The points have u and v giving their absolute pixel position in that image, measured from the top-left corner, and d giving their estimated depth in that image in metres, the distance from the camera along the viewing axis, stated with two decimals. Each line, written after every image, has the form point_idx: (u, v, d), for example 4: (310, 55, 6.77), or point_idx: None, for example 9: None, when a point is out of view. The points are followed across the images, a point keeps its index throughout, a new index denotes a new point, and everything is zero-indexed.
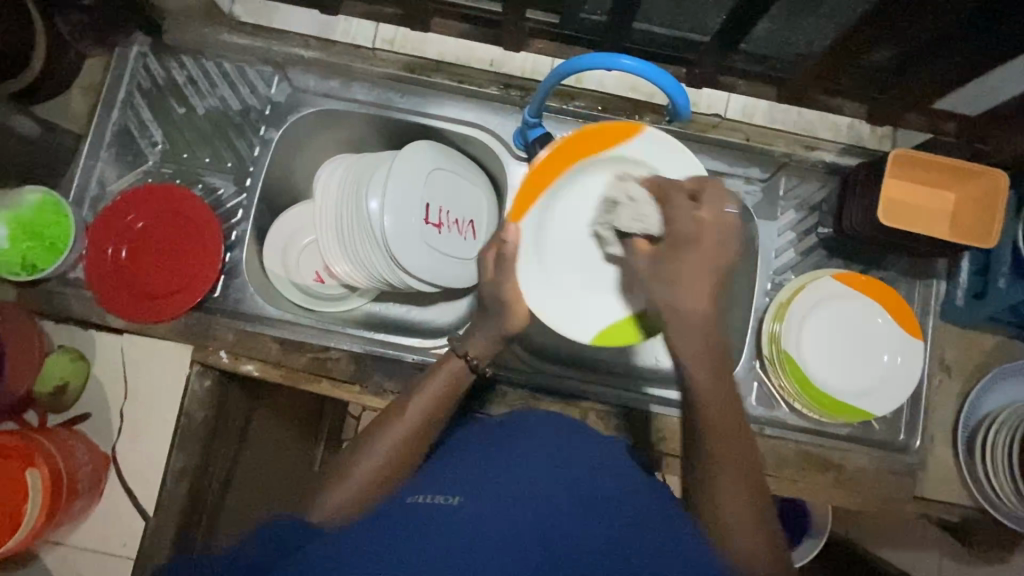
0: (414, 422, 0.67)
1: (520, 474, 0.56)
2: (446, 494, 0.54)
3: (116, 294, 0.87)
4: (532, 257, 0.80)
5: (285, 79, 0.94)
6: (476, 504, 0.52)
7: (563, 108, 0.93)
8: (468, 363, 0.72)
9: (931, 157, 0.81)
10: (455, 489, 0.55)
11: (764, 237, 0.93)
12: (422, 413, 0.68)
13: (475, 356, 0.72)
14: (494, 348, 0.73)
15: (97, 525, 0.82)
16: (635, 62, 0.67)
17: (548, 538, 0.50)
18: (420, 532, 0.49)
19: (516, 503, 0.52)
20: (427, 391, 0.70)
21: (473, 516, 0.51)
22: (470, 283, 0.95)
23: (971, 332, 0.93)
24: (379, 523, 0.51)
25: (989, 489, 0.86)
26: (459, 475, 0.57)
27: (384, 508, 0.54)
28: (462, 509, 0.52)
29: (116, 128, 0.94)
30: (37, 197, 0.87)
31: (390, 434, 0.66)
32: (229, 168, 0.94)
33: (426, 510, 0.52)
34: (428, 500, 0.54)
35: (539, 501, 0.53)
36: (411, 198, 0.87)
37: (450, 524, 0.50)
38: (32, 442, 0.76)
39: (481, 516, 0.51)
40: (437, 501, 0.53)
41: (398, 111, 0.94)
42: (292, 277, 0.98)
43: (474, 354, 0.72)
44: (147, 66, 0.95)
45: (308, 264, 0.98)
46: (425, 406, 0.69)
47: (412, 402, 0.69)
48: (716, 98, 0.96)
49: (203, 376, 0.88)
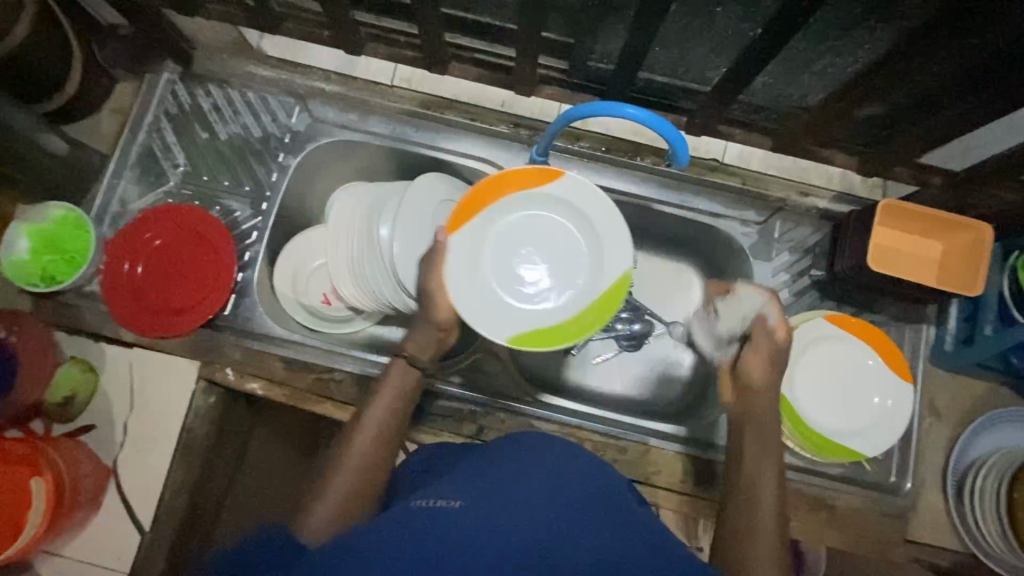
0: (377, 428, 0.75)
1: (516, 482, 0.59)
2: (447, 498, 0.56)
3: (129, 308, 0.90)
4: (462, 263, 0.83)
5: (306, 111, 0.99)
6: (476, 507, 0.54)
7: (568, 147, 0.97)
8: (409, 360, 0.80)
9: (918, 208, 0.85)
10: (456, 494, 0.57)
11: (759, 277, 0.96)
12: (385, 415, 0.76)
13: (411, 350, 0.81)
14: (431, 344, 0.82)
15: (93, 537, 0.83)
16: (640, 112, 0.71)
17: (552, 545, 0.52)
18: (426, 535, 0.51)
19: (515, 507, 0.55)
20: (383, 397, 0.77)
21: (477, 519, 0.53)
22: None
23: (960, 377, 0.95)
24: (389, 526, 0.52)
25: (978, 535, 0.87)
26: (460, 482, 0.59)
27: (390, 513, 0.55)
28: (465, 511, 0.54)
29: (141, 149, 0.98)
30: (61, 212, 0.91)
31: (362, 437, 0.73)
32: (247, 191, 0.98)
33: (430, 513, 0.54)
34: (432, 502, 0.55)
35: (534, 508, 0.55)
36: (420, 227, 0.91)
37: (455, 526, 0.52)
38: (41, 451, 0.77)
39: (484, 521, 0.53)
40: (440, 503, 0.55)
41: (412, 144, 0.99)
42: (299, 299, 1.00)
43: (411, 348, 0.81)
44: (175, 92, 1.00)
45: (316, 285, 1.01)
46: (384, 410, 0.77)
47: (374, 407, 0.76)
48: (715, 144, 1.02)
49: (208, 393, 0.90)
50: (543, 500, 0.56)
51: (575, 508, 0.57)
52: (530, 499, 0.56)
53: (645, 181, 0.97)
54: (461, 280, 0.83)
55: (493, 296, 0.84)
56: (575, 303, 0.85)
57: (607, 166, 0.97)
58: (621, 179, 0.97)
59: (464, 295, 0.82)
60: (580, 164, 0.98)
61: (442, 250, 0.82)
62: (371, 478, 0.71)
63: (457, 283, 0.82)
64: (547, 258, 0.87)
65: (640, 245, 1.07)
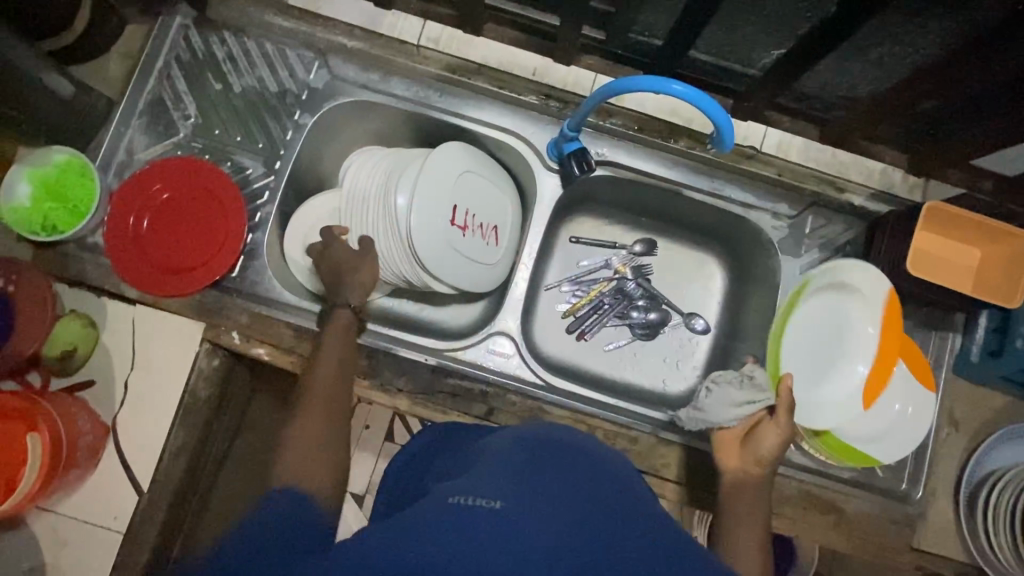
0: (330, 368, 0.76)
1: (560, 478, 0.53)
2: (487, 496, 0.49)
3: (132, 264, 0.86)
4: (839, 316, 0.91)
5: (326, 67, 0.94)
6: (516, 510, 0.48)
7: (599, 125, 0.93)
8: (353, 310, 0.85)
9: (964, 213, 0.81)
10: (497, 493, 0.50)
11: (785, 273, 0.94)
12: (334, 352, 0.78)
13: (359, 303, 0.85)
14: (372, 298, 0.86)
15: (89, 495, 0.81)
16: (685, 88, 0.67)
17: (599, 554, 0.47)
18: (457, 546, 0.45)
19: (563, 510, 0.49)
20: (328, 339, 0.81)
21: (515, 527, 0.47)
22: (488, 287, 0.95)
23: (982, 388, 0.93)
24: (423, 519, 0.48)
25: (988, 550, 0.86)
26: (498, 469, 0.53)
27: (425, 507, 0.49)
28: (503, 515, 0.48)
29: (151, 96, 0.93)
30: (64, 157, 0.86)
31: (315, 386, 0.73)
32: (259, 148, 0.94)
33: (464, 514, 0.48)
34: (469, 500, 0.49)
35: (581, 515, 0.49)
36: (440, 197, 0.87)
37: (493, 536, 0.46)
38: (35, 405, 0.74)
39: (524, 527, 0.47)
40: (478, 501, 0.49)
41: (435, 110, 0.94)
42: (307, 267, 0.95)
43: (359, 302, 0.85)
44: (188, 38, 0.94)
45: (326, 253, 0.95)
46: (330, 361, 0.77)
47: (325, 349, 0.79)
48: (753, 130, 0.94)
49: (212, 356, 0.88)
50: (584, 498, 0.51)
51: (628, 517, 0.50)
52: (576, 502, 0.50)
53: (675, 165, 0.93)
54: (811, 326, 0.92)
55: (804, 356, 0.92)
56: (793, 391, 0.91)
57: (637, 147, 0.93)
58: (651, 162, 0.94)
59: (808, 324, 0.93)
60: (609, 142, 0.93)
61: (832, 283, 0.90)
62: (336, 422, 0.70)
63: (798, 333, 0.93)
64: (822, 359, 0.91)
65: (668, 234, 1.04)
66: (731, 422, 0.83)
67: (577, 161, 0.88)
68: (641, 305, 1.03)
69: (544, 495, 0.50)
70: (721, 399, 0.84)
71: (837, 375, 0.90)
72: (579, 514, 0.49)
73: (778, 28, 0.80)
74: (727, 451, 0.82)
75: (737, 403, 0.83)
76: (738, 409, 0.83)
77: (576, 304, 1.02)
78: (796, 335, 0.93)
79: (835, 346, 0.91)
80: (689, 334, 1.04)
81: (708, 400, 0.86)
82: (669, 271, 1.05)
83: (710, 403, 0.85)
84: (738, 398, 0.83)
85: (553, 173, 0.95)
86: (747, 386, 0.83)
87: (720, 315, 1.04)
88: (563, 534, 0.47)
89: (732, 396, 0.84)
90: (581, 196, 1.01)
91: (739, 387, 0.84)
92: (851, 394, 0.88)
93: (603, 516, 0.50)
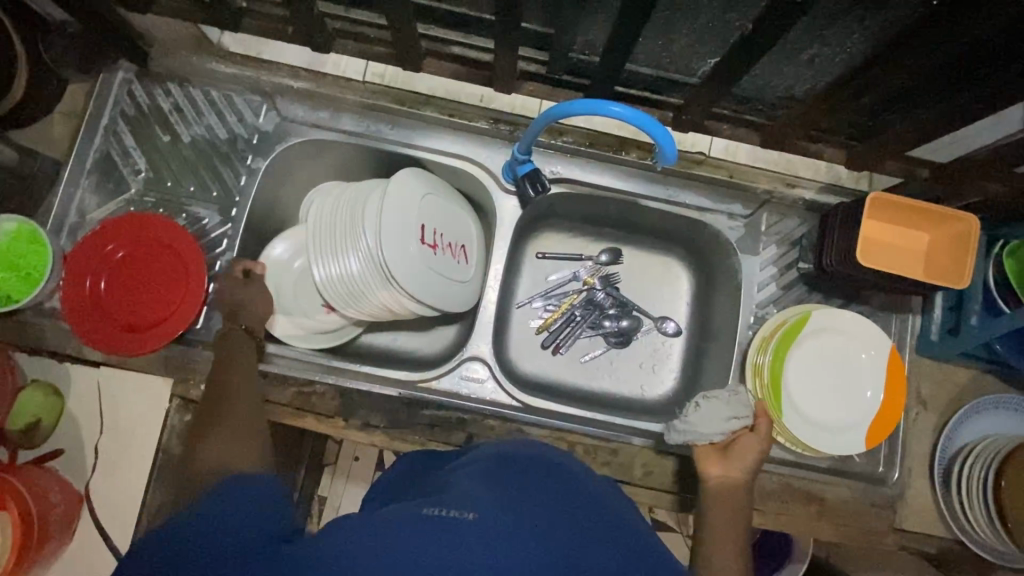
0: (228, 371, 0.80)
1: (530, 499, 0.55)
2: (461, 507, 0.53)
3: (91, 325, 0.85)
4: (829, 339, 0.91)
5: (274, 110, 0.94)
6: (487, 523, 0.51)
7: (553, 143, 0.95)
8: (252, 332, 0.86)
9: (911, 203, 0.84)
10: (469, 505, 0.53)
11: (746, 271, 0.96)
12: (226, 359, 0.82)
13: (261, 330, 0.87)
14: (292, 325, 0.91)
15: (67, 567, 0.80)
16: (625, 110, 0.68)
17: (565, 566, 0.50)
18: (431, 544, 0.49)
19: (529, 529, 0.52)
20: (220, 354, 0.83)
21: (487, 526, 0.51)
22: (469, 305, 0.95)
23: (946, 365, 0.95)
24: (393, 526, 0.51)
25: (966, 523, 0.88)
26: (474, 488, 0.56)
27: (401, 517, 0.52)
28: (477, 525, 0.51)
29: (98, 155, 0.92)
30: (12, 225, 0.85)
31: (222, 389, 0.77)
32: (214, 197, 0.93)
33: (440, 524, 0.51)
34: (445, 511, 0.52)
35: (545, 514, 0.54)
36: (403, 223, 0.87)
37: (468, 549, 0.49)
38: (3, 483, 0.73)
39: (496, 535, 0.50)
40: (453, 513, 0.52)
41: (389, 143, 0.94)
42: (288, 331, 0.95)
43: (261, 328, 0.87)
44: (131, 92, 0.94)
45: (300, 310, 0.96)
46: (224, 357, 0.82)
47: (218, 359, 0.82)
48: (699, 138, 1.00)
49: (183, 412, 0.86)
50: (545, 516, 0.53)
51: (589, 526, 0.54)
52: (543, 507, 0.55)
53: (631, 177, 0.95)
54: (809, 348, 0.91)
55: (805, 379, 0.90)
56: (801, 413, 0.89)
57: (591, 162, 0.95)
58: (608, 175, 0.95)
59: (806, 347, 0.91)
60: (565, 159, 0.95)
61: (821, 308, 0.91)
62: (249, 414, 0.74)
63: (798, 357, 0.91)
64: (824, 380, 0.90)
65: (631, 242, 1.06)
66: (719, 436, 0.81)
67: (531, 182, 0.89)
68: (612, 313, 1.03)
69: (508, 512, 0.53)
70: (701, 416, 0.83)
71: (834, 391, 0.90)
72: (544, 530, 0.52)
73: (713, 36, 0.82)
74: (708, 461, 0.80)
75: (723, 419, 0.81)
76: (722, 424, 0.81)
77: (548, 319, 1.03)
78: (796, 364, 0.90)
79: (830, 381, 0.91)
80: (661, 338, 1.05)
81: (690, 417, 0.83)
82: (637, 278, 1.06)
83: (693, 422, 0.83)
84: (724, 416, 0.82)
85: (510, 195, 0.96)
86: (734, 402, 0.83)
87: (690, 316, 1.05)
88: (528, 531, 0.51)
89: (715, 411, 0.83)
90: (542, 214, 1.02)
91: (722, 402, 0.83)
92: (849, 422, 0.89)
93: (567, 534, 0.53)
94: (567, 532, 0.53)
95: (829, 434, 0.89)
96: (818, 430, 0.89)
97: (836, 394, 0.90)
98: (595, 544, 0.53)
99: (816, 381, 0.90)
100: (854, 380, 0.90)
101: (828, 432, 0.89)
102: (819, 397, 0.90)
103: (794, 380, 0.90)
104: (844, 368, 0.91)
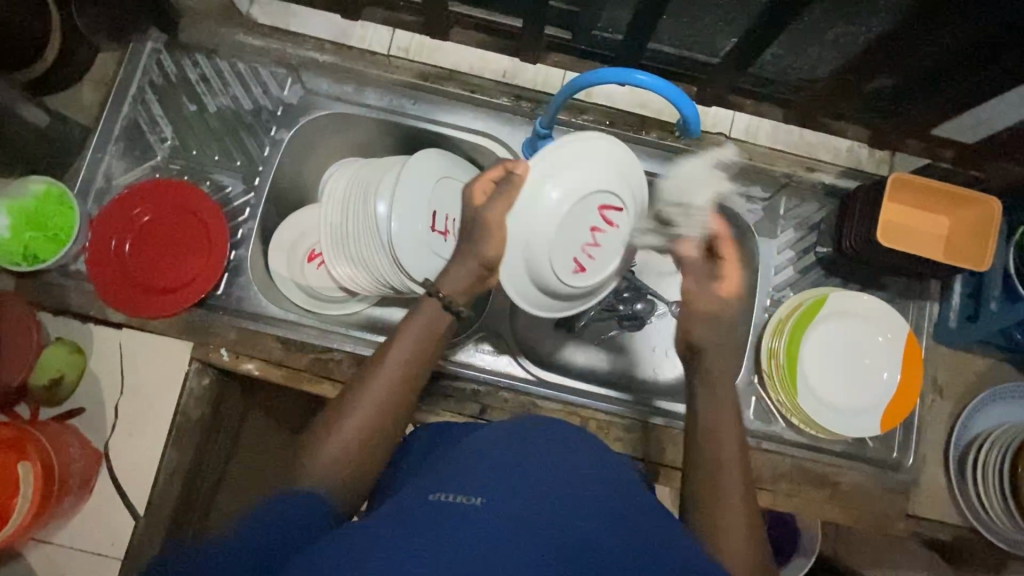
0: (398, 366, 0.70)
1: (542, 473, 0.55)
2: (466, 493, 0.52)
3: (115, 286, 0.86)
4: (857, 329, 0.91)
5: (298, 82, 0.95)
6: (490, 501, 0.51)
7: (571, 121, 0.95)
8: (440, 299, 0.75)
9: (929, 183, 0.84)
10: (478, 488, 0.52)
11: (763, 254, 0.95)
12: (405, 356, 0.71)
13: (447, 291, 0.75)
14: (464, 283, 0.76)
15: (84, 523, 0.81)
16: (650, 78, 0.69)
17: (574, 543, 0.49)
18: (437, 535, 0.48)
19: (539, 502, 0.51)
20: (406, 337, 0.72)
21: (497, 521, 0.50)
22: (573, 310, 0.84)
23: (963, 353, 0.95)
24: (392, 518, 0.51)
25: (980, 510, 0.87)
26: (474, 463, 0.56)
27: (401, 504, 0.53)
28: (479, 508, 0.50)
29: (126, 122, 0.94)
30: (42, 187, 0.86)
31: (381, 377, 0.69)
32: (238, 167, 0.95)
33: (444, 509, 0.51)
34: (450, 497, 0.52)
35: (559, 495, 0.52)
36: (419, 204, 0.88)
37: (469, 528, 0.49)
38: (27, 435, 0.75)
39: (501, 515, 0.50)
40: (458, 499, 0.51)
41: (410, 118, 0.95)
42: (506, 269, 0.78)
43: (446, 290, 0.75)
44: (160, 62, 0.95)
45: (515, 260, 0.78)
46: (406, 358, 0.71)
47: (395, 347, 0.71)
48: (721, 116, 0.97)
49: (201, 374, 0.88)
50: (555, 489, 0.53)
51: (596, 500, 0.53)
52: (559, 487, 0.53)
53: (650, 157, 0.95)
54: (832, 336, 0.91)
55: (818, 364, 0.90)
56: (812, 396, 0.89)
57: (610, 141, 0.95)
58: None
59: (830, 331, 0.91)
60: None
61: (844, 294, 0.91)
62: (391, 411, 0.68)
63: (815, 340, 0.90)
64: (838, 366, 0.90)
65: None
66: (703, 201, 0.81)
67: None
68: (626, 297, 0.98)
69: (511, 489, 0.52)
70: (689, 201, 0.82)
71: (846, 377, 0.90)
72: (552, 507, 0.51)
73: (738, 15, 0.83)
74: None
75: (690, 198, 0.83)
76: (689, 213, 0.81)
77: None
78: (813, 346, 0.90)
79: (843, 366, 0.90)
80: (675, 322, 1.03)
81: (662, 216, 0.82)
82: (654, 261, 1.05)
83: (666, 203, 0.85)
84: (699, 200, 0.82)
85: None
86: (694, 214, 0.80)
87: None
88: (536, 511, 0.51)
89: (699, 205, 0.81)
90: None
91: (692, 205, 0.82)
92: (862, 407, 0.89)
93: (575, 505, 0.52)
94: (577, 501, 0.53)
95: (839, 420, 0.89)
96: (828, 413, 0.89)
97: (850, 380, 0.90)
98: (607, 521, 0.52)
99: (832, 365, 0.90)
100: (867, 367, 0.90)
101: (836, 415, 0.89)
102: (832, 382, 0.90)
103: (809, 365, 0.90)
104: (861, 356, 0.91)
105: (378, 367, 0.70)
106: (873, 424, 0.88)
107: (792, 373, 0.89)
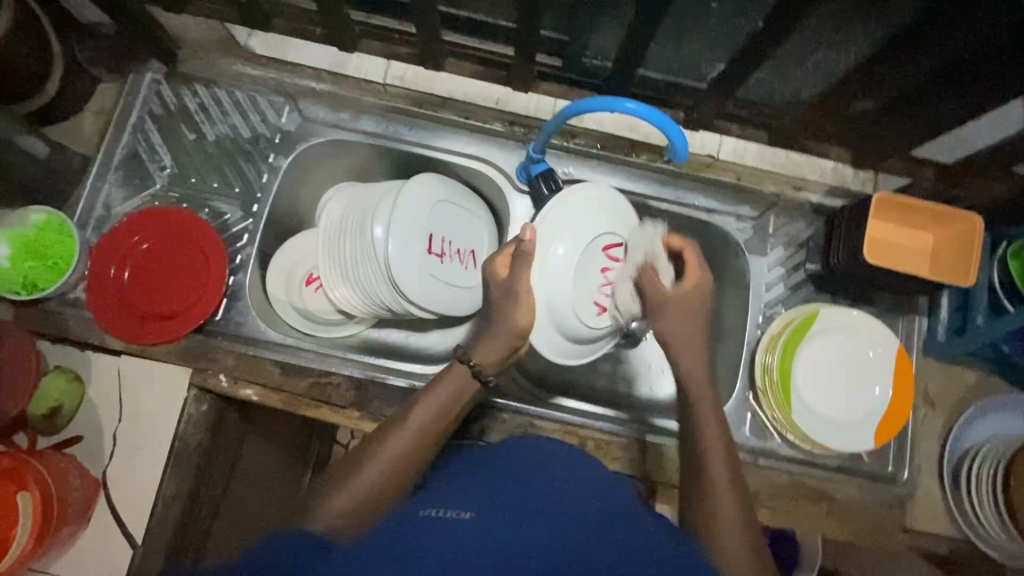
0: (421, 424, 0.71)
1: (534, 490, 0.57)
2: (458, 508, 0.54)
3: (114, 314, 0.87)
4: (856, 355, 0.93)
5: (296, 110, 0.97)
6: (484, 518, 0.53)
7: (563, 145, 0.97)
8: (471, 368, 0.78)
9: (911, 201, 0.86)
10: (463, 505, 0.55)
11: (755, 271, 0.97)
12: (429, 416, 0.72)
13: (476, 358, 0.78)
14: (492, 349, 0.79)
15: (80, 554, 0.80)
16: (637, 106, 0.71)
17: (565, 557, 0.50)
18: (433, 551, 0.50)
19: (531, 516, 0.53)
20: (430, 398, 0.74)
21: (487, 534, 0.51)
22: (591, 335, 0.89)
23: (953, 366, 0.96)
24: (389, 531, 0.53)
25: (976, 521, 0.88)
26: (468, 486, 0.58)
27: (397, 520, 0.55)
28: (473, 523, 0.52)
29: (126, 151, 0.95)
30: (41, 216, 0.87)
31: (402, 436, 0.69)
32: (236, 193, 0.96)
33: (438, 524, 0.52)
34: (443, 513, 0.54)
35: (541, 499, 0.56)
36: (416, 228, 0.89)
37: (464, 542, 0.50)
38: (24, 464, 0.74)
39: (495, 530, 0.52)
40: (450, 514, 0.53)
41: (405, 143, 0.97)
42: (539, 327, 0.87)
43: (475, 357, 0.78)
44: (159, 92, 0.97)
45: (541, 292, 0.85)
46: (430, 411, 0.73)
47: (417, 409, 0.72)
48: (709, 138, 1.01)
49: (200, 401, 0.88)
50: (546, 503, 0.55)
51: (591, 517, 0.55)
52: (551, 503, 0.55)
53: (641, 178, 0.98)
54: (829, 357, 0.92)
55: (812, 379, 0.91)
56: (806, 412, 0.90)
57: (602, 163, 0.98)
58: (618, 177, 0.98)
59: (826, 351, 0.92)
60: (574, 161, 0.98)
61: (835, 315, 0.93)
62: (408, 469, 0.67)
63: (808, 357, 0.92)
64: (831, 381, 0.92)
65: None
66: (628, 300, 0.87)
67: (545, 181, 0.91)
68: None
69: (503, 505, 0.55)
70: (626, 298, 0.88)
71: (839, 392, 0.91)
72: (545, 522, 0.53)
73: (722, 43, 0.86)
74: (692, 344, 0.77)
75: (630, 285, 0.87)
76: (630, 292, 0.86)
77: None
78: (807, 361, 0.92)
79: (835, 381, 0.92)
80: None
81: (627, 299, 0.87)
82: None
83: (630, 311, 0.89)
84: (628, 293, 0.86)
85: (523, 194, 0.98)
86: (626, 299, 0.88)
87: None
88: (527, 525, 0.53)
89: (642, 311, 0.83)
90: None
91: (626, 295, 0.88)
92: (856, 421, 0.90)
93: (568, 517, 0.54)
94: (569, 514, 0.54)
95: (832, 435, 0.90)
96: (820, 427, 0.90)
97: (842, 395, 0.91)
98: (600, 533, 0.53)
99: (826, 381, 0.92)
100: (859, 381, 0.91)
101: (829, 430, 0.90)
102: (826, 398, 0.91)
103: (802, 380, 0.91)
104: (854, 372, 0.92)
105: (401, 422, 0.71)
106: (865, 438, 0.90)
107: (786, 389, 0.90)
